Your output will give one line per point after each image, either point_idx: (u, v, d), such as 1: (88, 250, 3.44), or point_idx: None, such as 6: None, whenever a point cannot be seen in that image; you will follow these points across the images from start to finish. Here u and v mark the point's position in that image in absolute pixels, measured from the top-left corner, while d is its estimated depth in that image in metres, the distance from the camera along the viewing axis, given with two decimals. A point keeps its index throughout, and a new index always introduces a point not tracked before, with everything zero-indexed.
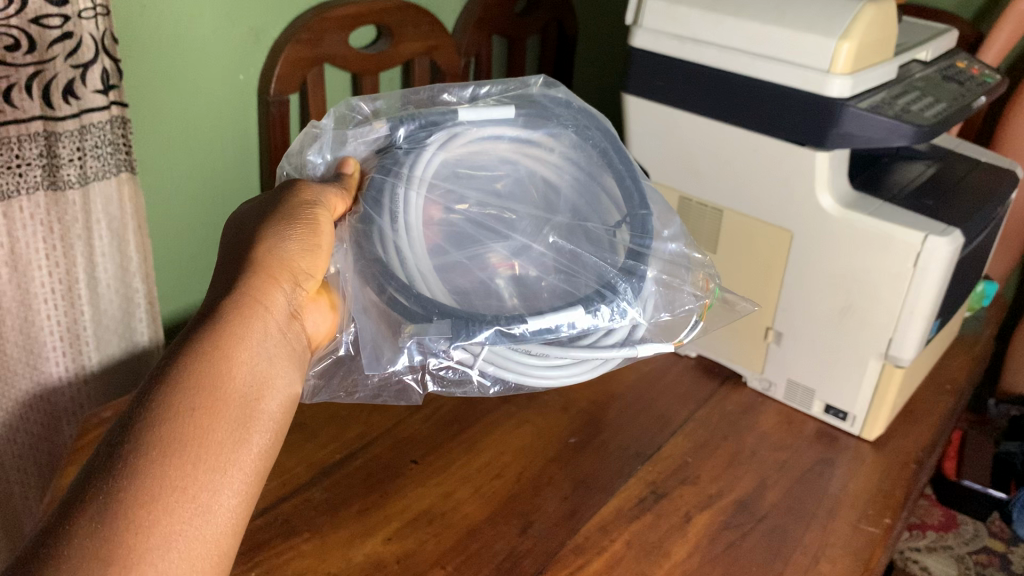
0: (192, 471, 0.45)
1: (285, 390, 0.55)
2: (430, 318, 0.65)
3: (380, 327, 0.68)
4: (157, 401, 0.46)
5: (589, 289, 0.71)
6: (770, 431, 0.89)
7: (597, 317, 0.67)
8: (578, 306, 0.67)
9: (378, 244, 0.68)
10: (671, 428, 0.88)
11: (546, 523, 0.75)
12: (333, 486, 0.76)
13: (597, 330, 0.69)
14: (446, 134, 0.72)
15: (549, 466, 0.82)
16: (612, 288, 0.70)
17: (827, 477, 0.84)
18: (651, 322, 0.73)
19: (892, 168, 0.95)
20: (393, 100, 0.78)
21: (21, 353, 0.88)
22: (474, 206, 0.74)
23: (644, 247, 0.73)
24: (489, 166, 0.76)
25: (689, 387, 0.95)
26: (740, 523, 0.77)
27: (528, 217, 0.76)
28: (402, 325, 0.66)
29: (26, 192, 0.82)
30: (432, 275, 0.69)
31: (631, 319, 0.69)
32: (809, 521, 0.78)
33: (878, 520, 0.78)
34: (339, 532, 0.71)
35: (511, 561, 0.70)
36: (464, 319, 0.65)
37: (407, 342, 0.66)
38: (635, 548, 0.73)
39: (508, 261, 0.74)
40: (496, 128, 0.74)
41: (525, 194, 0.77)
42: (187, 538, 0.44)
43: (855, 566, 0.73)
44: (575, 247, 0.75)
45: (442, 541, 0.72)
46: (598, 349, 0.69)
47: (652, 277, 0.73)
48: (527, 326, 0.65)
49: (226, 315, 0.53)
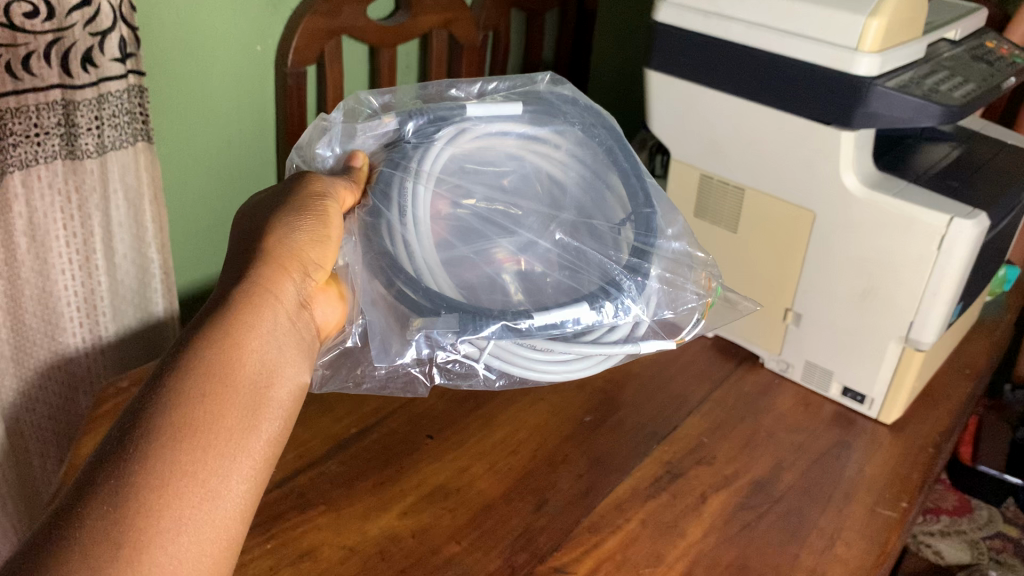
0: (202, 456, 0.45)
1: (294, 378, 0.55)
2: (438, 311, 0.66)
3: (387, 319, 0.68)
4: (167, 386, 0.46)
5: (593, 286, 0.71)
6: (787, 413, 0.89)
7: (601, 313, 0.68)
8: (583, 302, 0.68)
9: (387, 239, 0.68)
10: (687, 408, 0.88)
11: (561, 501, 0.75)
12: (350, 460, 0.77)
13: (600, 327, 0.70)
14: (455, 129, 0.72)
15: (564, 443, 0.82)
16: (617, 284, 0.70)
17: (844, 460, 0.83)
18: (654, 318, 0.73)
19: (917, 149, 0.93)
20: (403, 95, 0.77)
21: (40, 324, 0.88)
22: (481, 202, 0.73)
23: (648, 245, 0.73)
24: (495, 162, 0.76)
25: (706, 368, 0.94)
26: (756, 504, 0.76)
27: (534, 213, 0.75)
28: (410, 317, 0.67)
29: (44, 161, 0.82)
30: (439, 268, 0.69)
31: (634, 315, 0.70)
32: (824, 503, 0.77)
33: (895, 504, 0.78)
34: (354, 505, 0.72)
35: (526, 538, 0.70)
36: (471, 313, 0.65)
37: (415, 336, 0.66)
38: (650, 527, 0.73)
39: (514, 256, 0.73)
40: (502, 124, 0.74)
41: (530, 190, 0.77)
42: (196, 521, 0.43)
43: (871, 549, 0.73)
44: (580, 244, 0.74)
45: (457, 517, 0.72)
46: (602, 344, 0.69)
47: (656, 275, 0.73)
48: (533, 321, 0.66)
49: (237, 303, 0.53)
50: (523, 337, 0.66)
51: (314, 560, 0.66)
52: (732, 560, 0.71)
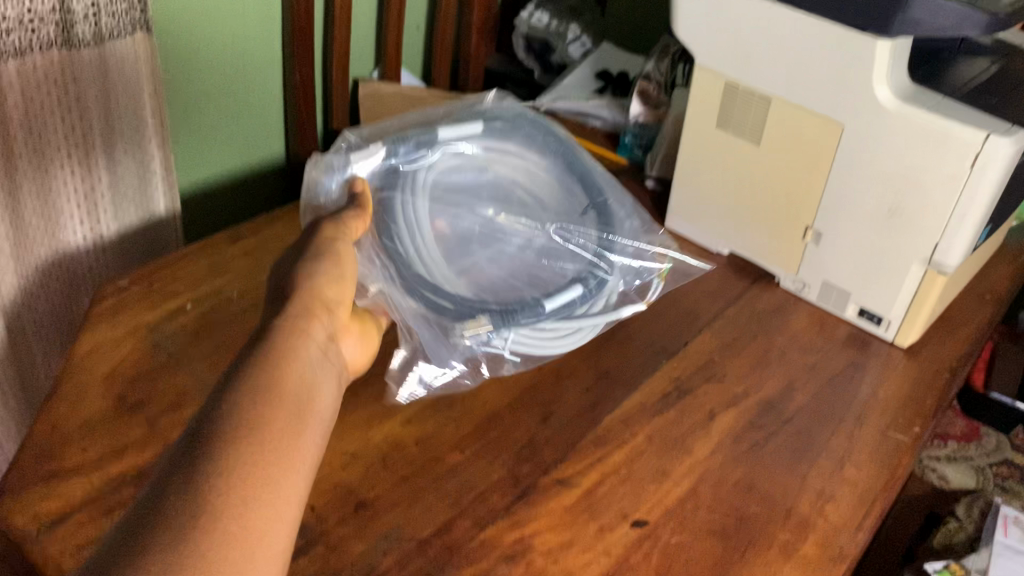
0: (260, 455, 0.43)
1: (331, 398, 0.53)
2: (466, 316, 0.71)
3: (422, 318, 0.71)
4: (215, 403, 0.45)
5: (573, 271, 0.78)
6: (801, 333, 0.87)
7: (592, 294, 0.76)
8: (576, 286, 0.75)
9: (404, 262, 0.73)
10: (698, 325, 0.86)
11: (567, 414, 0.73)
12: (353, 367, 0.75)
13: (586, 303, 0.76)
14: (437, 155, 0.81)
15: (573, 358, 0.80)
16: (599, 265, 0.79)
17: (857, 383, 0.81)
18: (625, 289, 0.80)
19: (953, 63, 0.88)
20: (376, 129, 0.84)
21: (38, 221, 0.85)
22: (472, 223, 0.80)
23: (608, 224, 0.81)
24: (466, 185, 0.83)
25: (720, 286, 0.92)
26: (766, 423, 0.75)
27: (519, 221, 0.81)
28: (454, 324, 0.70)
29: (39, 49, 0.77)
30: (443, 265, 0.75)
31: (610, 289, 0.78)
32: (835, 425, 0.76)
33: (908, 428, 0.77)
34: (358, 412, 0.71)
35: (530, 450, 0.69)
36: (501, 314, 0.71)
37: (472, 342, 0.70)
38: (656, 444, 0.72)
39: (503, 258, 0.79)
40: (469, 145, 0.83)
41: (507, 200, 0.83)
42: (266, 519, 0.41)
43: (881, 474, 0.72)
44: (566, 241, 0.80)
45: (461, 428, 0.71)
46: (587, 317, 0.76)
47: (620, 253, 0.80)
48: (538, 313, 0.72)
49: (270, 342, 0.52)
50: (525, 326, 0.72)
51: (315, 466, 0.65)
52: (739, 478, 0.70)
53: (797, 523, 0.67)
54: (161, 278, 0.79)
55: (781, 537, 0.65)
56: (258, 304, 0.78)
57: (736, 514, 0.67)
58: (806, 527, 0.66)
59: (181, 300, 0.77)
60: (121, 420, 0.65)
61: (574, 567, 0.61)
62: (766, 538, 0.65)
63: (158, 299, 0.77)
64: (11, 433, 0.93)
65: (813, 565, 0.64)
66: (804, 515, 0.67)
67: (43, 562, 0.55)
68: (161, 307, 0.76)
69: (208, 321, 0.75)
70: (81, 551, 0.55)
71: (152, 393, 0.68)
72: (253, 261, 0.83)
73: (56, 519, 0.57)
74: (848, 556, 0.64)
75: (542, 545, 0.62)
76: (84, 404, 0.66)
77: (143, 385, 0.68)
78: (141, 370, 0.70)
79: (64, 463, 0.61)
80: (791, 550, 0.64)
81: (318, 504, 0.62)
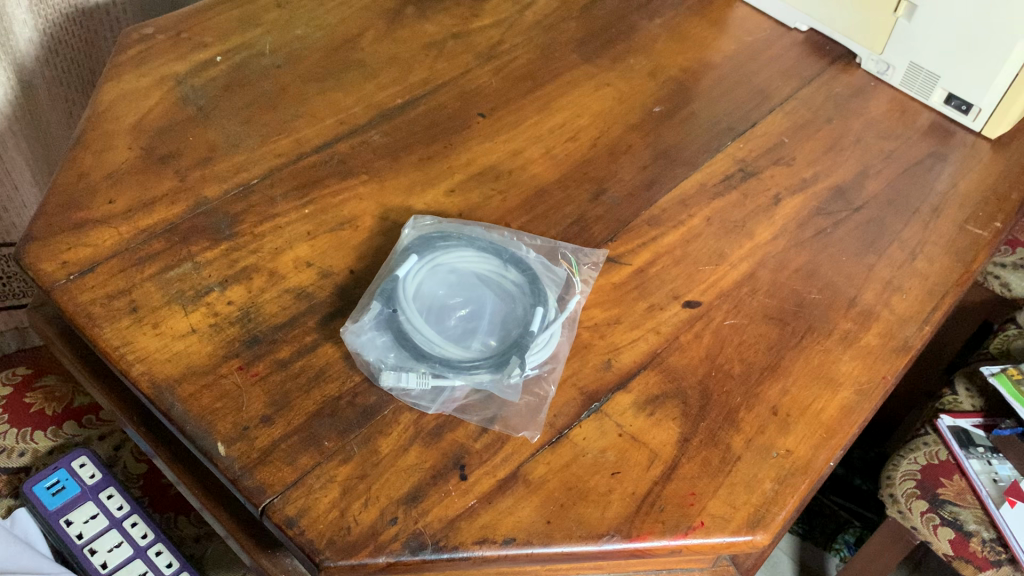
0: None
1: None
2: (422, 389, 0.53)
3: (414, 388, 0.53)
4: None
5: (532, 308, 0.58)
6: (881, 118, 0.78)
7: (554, 353, 0.56)
8: (535, 351, 0.55)
9: (357, 344, 0.54)
10: (770, 105, 0.78)
11: (620, 192, 0.68)
12: (394, 132, 0.69)
13: (540, 347, 0.56)
14: (410, 252, 0.59)
15: (628, 133, 0.73)
16: (557, 316, 0.58)
17: (936, 171, 0.74)
18: (578, 266, 0.62)
19: None
20: (322, 96, 0.71)
21: None
22: (421, 269, 0.59)
23: (574, 275, 0.61)
24: (420, 273, 0.59)
25: (796, 64, 0.82)
26: (834, 210, 0.69)
27: (478, 265, 0.60)
28: (397, 381, 0.53)
29: None
30: (395, 331, 0.55)
31: (567, 325, 0.58)
32: (910, 215, 0.70)
33: (989, 223, 0.70)
34: (399, 178, 0.66)
35: (580, 226, 0.65)
36: (457, 367, 0.54)
37: (412, 392, 0.53)
38: (716, 226, 0.67)
39: (460, 312, 0.58)
40: (441, 247, 0.60)
41: (459, 312, 0.58)
42: None
43: (954, 268, 0.66)
44: (534, 323, 0.57)
45: (507, 201, 0.66)
46: (541, 361, 0.56)
47: (558, 285, 0.60)
48: (495, 379, 0.54)
49: None
50: (472, 385, 0.54)
51: (354, 229, 0.62)
52: (800, 265, 0.65)
53: (860, 313, 0.63)
54: (190, 28, 0.74)
55: (842, 327, 0.62)
56: (293, 60, 0.73)
57: (796, 300, 0.63)
58: (869, 317, 0.62)
59: (211, 52, 0.72)
60: (151, 170, 0.63)
61: (621, 345, 0.58)
62: (826, 326, 0.61)
63: (187, 50, 0.72)
64: (26, 178, 0.94)
65: (873, 355, 0.60)
66: (869, 306, 0.63)
67: (74, 309, 0.54)
68: (190, 58, 0.72)
69: (241, 75, 0.71)
70: (112, 301, 0.55)
71: (182, 146, 0.65)
72: (287, 14, 0.77)
73: (82, 269, 0.56)
74: (911, 349, 0.61)
75: (589, 321, 0.59)
76: (110, 155, 0.63)
77: (171, 137, 0.65)
78: (167, 125, 0.66)
79: (92, 212, 0.59)
80: (851, 339, 0.61)
81: (357, 268, 0.59)
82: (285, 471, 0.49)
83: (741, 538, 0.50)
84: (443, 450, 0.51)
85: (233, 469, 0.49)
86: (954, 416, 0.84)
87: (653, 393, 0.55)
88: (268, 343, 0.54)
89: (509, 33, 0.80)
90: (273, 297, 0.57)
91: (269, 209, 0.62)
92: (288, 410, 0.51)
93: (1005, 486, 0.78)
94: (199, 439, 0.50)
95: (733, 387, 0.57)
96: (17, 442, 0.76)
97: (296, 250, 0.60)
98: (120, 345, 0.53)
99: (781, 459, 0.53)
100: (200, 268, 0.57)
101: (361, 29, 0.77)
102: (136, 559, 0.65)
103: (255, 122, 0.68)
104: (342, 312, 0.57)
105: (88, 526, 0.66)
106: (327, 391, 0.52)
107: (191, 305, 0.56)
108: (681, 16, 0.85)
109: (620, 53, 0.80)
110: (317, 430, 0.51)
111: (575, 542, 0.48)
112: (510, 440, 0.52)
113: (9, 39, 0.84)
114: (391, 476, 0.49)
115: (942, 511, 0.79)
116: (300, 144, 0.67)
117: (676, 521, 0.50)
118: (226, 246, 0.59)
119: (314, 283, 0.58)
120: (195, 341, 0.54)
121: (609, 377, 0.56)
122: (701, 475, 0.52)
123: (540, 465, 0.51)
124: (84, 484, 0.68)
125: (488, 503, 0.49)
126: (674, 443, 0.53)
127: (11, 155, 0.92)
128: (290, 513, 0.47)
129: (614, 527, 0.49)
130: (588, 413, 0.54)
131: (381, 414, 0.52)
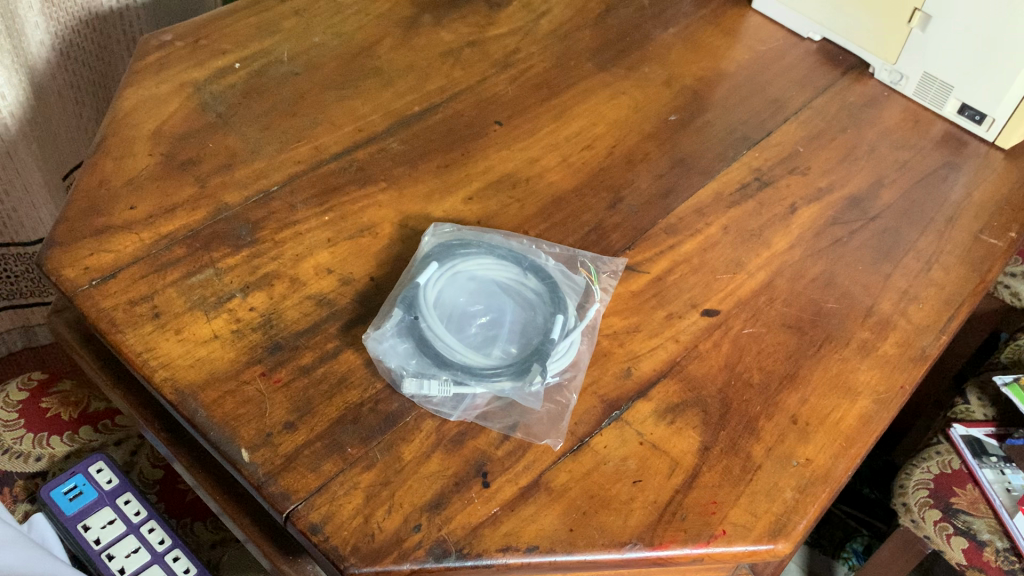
0: None
1: None
2: (443, 397, 0.53)
3: (436, 395, 0.53)
4: None
5: (552, 316, 0.58)
6: (895, 128, 0.79)
7: (574, 358, 0.56)
8: (557, 358, 0.56)
9: (378, 352, 0.54)
10: (785, 114, 0.78)
11: (637, 201, 0.68)
12: (411, 140, 0.70)
13: (561, 355, 0.56)
14: (431, 260, 0.59)
15: (644, 141, 0.73)
16: (576, 323, 0.58)
17: (951, 181, 0.74)
18: (597, 274, 0.62)
19: None
20: (338, 103, 0.71)
21: None
22: (443, 277, 0.59)
23: (593, 282, 0.61)
24: (441, 282, 0.59)
25: (810, 73, 0.83)
26: (850, 220, 0.70)
27: (497, 272, 0.60)
28: (419, 389, 0.53)
29: None
30: (416, 339, 0.55)
31: (586, 332, 0.59)
32: (926, 225, 0.70)
33: (1003, 233, 0.70)
34: (417, 186, 0.66)
35: (597, 235, 0.65)
36: (478, 374, 0.54)
37: (434, 400, 0.53)
38: (732, 234, 0.67)
39: (481, 320, 0.59)
40: (464, 255, 0.60)
41: (478, 318, 0.59)
42: None
43: (970, 278, 0.66)
44: (555, 330, 0.57)
45: (526, 209, 0.66)
46: (561, 367, 0.56)
47: (578, 291, 0.60)
48: (514, 387, 0.54)
49: None
50: (492, 393, 0.54)
51: (374, 237, 0.62)
52: (817, 275, 0.65)
53: (877, 322, 0.63)
54: (207, 35, 0.74)
55: (860, 336, 0.62)
56: (311, 68, 0.73)
57: (813, 309, 0.63)
58: (887, 327, 0.63)
59: (230, 59, 0.73)
60: (171, 176, 0.63)
61: (640, 353, 0.58)
62: (844, 335, 0.62)
63: (205, 57, 0.72)
64: (37, 180, 0.93)
65: (889, 364, 0.60)
66: (886, 315, 0.63)
67: (96, 314, 0.55)
68: (208, 65, 0.72)
69: (259, 83, 0.71)
70: (135, 307, 0.55)
71: (203, 152, 0.65)
72: (305, 21, 0.78)
73: (105, 275, 0.56)
74: (929, 358, 0.61)
75: (609, 329, 0.59)
76: (131, 160, 0.63)
77: (191, 144, 0.66)
78: (187, 131, 0.66)
79: (114, 218, 0.59)
80: (869, 349, 0.61)
81: (378, 275, 0.60)
82: (309, 478, 0.49)
83: (763, 546, 0.50)
84: (465, 457, 0.51)
85: (257, 475, 0.49)
86: (967, 426, 0.84)
87: (673, 402, 0.56)
88: (290, 350, 0.54)
89: (524, 41, 0.80)
90: (294, 303, 0.57)
91: (290, 216, 0.62)
92: (311, 417, 0.51)
93: (1018, 496, 0.79)
94: (222, 445, 0.50)
95: (753, 396, 0.57)
96: (34, 447, 0.75)
97: (317, 257, 0.60)
98: (143, 351, 0.53)
99: (801, 468, 0.53)
100: (222, 274, 0.58)
101: (378, 37, 0.78)
102: (154, 564, 0.65)
103: (274, 129, 0.68)
104: (363, 319, 0.57)
105: (105, 531, 0.66)
106: (349, 397, 0.53)
107: (214, 311, 0.56)
108: (694, 25, 0.86)
109: (634, 61, 0.81)
110: (340, 437, 0.51)
111: (598, 549, 0.48)
112: (533, 448, 0.52)
113: (23, 43, 0.84)
114: (413, 484, 0.49)
115: (955, 521, 0.79)
116: (319, 152, 0.67)
117: (698, 530, 0.50)
118: (248, 252, 0.59)
119: (334, 290, 0.58)
120: (218, 348, 0.54)
121: (629, 385, 0.56)
122: (722, 484, 0.52)
123: (562, 473, 0.51)
124: (101, 489, 0.68)
125: (510, 510, 0.49)
126: (695, 452, 0.53)
127: (24, 158, 0.90)
128: (314, 520, 0.47)
129: (636, 535, 0.49)
130: (608, 421, 0.54)
131: (403, 421, 0.52)
